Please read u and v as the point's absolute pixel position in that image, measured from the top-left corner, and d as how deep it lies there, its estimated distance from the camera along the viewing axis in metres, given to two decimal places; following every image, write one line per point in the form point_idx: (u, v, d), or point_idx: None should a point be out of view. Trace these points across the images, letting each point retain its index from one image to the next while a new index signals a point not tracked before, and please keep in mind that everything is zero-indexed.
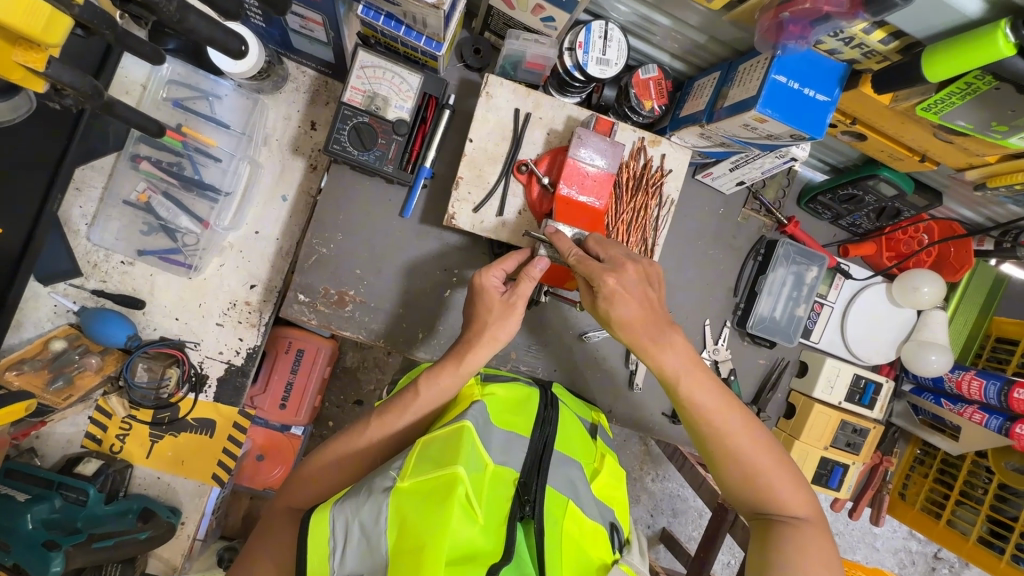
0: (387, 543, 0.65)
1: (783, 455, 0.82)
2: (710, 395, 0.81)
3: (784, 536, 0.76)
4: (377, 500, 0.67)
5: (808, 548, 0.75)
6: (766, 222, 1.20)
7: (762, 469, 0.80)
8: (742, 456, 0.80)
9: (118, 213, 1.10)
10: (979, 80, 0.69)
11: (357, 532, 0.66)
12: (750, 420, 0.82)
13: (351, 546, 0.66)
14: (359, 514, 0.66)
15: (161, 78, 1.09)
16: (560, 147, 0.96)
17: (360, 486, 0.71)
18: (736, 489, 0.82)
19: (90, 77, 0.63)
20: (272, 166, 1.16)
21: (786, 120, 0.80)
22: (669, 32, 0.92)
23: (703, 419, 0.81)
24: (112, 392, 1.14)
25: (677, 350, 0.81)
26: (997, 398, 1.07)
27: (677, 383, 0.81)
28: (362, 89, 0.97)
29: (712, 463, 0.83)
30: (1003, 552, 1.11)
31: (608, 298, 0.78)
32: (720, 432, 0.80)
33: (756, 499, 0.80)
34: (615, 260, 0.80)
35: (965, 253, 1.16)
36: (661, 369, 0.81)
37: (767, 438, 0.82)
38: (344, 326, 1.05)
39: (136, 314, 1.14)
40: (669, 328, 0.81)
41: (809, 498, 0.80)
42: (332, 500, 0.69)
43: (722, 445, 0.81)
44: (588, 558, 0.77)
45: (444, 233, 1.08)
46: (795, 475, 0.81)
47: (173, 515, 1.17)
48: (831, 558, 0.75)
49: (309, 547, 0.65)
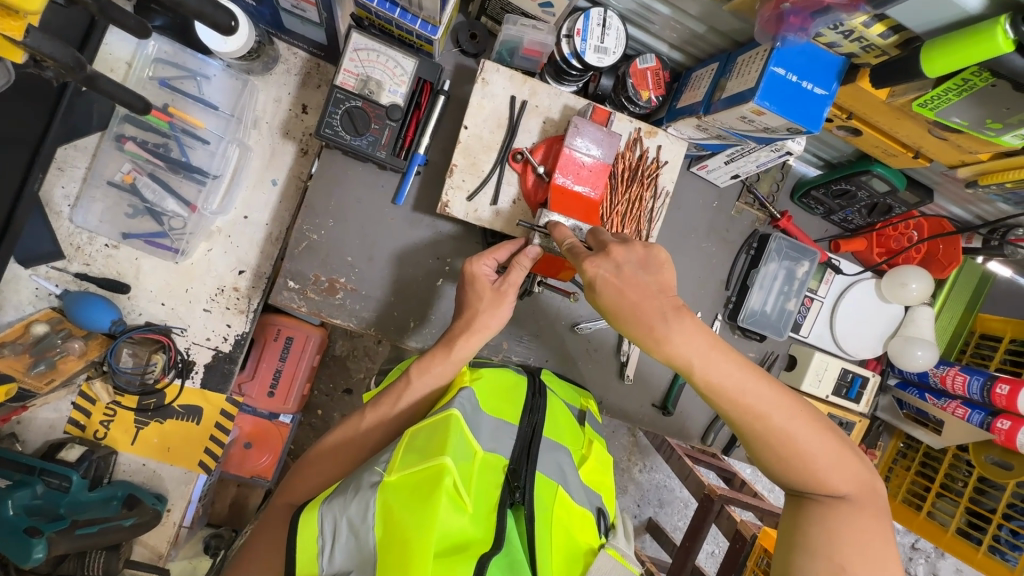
0: (375, 538, 0.64)
1: (822, 429, 0.75)
2: (732, 378, 0.73)
3: (814, 520, 0.73)
4: (364, 497, 0.66)
5: (842, 527, 0.71)
6: (759, 216, 1.20)
7: (798, 450, 0.73)
8: (773, 438, 0.74)
9: (102, 194, 1.07)
10: (976, 77, 0.69)
11: (346, 528, 0.66)
12: (781, 397, 0.74)
13: (339, 543, 0.65)
14: (347, 510, 0.66)
15: (147, 56, 1.05)
16: (556, 136, 0.95)
17: (348, 483, 0.70)
18: (771, 467, 0.76)
19: (71, 48, 0.61)
20: (262, 150, 1.14)
21: (784, 113, 0.79)
22: (668, 22, 0.91)
23: (727, 403, 0.74)
24: (95, 377, 1.13)
25: (686, 335, 0.72)
26: (980, 393, 1.09)
27: (692, 370, 0.73)
28: (355, 72, 0.95)
29: (743, 442, 0.77)
30: (980, 543, 1.13)
31: (589, 286, 0.76)
32: (748, 416, 0.74)
33: (793, 479, 0.75)
34: (601, 246, 0.79)
35: (954, 250, 1.17)
36: (672, 359, 0.74)
37: (803, 412, 0.74)
38: (334, 314, 1.04)
39: (121, 299, 1.12)
40: (673, 312, 0.73)
41: (853, 472, 0.74)
42: (321, 498, 0.68)
43: (750, 428, 0.74)
44: (576, 543, 0.77)
45: (436, 222, 1.07)
46: (836, 449, 0.75)
47: (159, 502, 1.16)
48: (871, 536, 0.71)
49: (298, 541, 0.65)
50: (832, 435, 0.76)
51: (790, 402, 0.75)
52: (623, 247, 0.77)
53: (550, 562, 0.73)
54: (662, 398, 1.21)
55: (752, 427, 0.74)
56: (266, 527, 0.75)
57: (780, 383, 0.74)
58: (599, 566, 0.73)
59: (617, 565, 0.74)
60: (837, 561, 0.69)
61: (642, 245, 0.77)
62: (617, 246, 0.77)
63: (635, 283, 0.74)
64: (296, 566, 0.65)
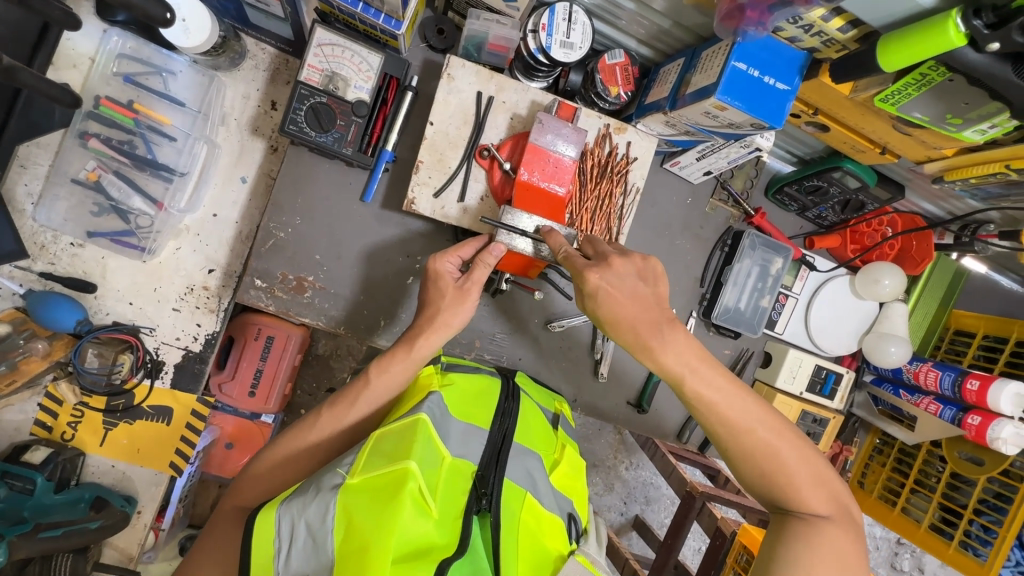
0: (334, 542, 0.63)
1: (803, 447, 0.77)
2: (720, 391, 0.77)
3: (797, 537, 0.73)
4: (324, 498, 0.65)
5: (821, 543, 0.72)
6: (734, 213, 1.20)
7: (782, 465, 0.75)
8: (758, 453, 0.76)
9: (65, 192, 1.05)
10: (933, 71, 0.69)
11: (304, 531, 0.65)
12: (766, 414, 0.77)
13: (296, 546, 0.64)
14: (305, 512, 0.65)
15: (110, 51, 1.03)
16: (523, 132, 0.94)
17: (309, 485, 0.69)
18: (753, 485, 0.78)
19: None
20: (231, 147, 1.13)
21: (747, 108, 0.79)
22: (634, 17, 0.90)
23: (714, 416, 0.77)
24: (62, 377, 1.11)
25: (677, 349, 0.76)
26: (952, 388, 1.09)
27: (682, 382, 0.77)
28: (319, 67, 0.94)
29: (728, 459, 0.79)
30: (952, 539, 1.13)
31: (592, 296, 0.76)
32: (735, 430, 0.76)
33: (777, 497, 0.76)
34: (602, 256, 0.79)
35: (926, 246, 1.17)
36: (662, 369, 0.77)
37: (786, 430, 0.77)
38: (303, 312, 1.03)
39: (87, 298, 1.10)
40: (667, 325, 0.76)
41: (831, 491, 0.76)
42: (280, 499, 0.67)
43: (736, 443, 0.77)
44: (544, 550, 0.77)
45: (407, 219, 1.06)
46: (815, 467, 0.77)
47: (127, 505, 1.15)
48: (848, 554, 0.72)
49: (253, 543, 0.64)
50: (812, 454, 0.78)
51: (773, 420, 0.78)
52: (622, 258, 0.78)
53: (515, 568, 0.73)
54: (637, 396, 1.20)
55: (739, 442, 0.76)
56: (214, 532, 0.74)
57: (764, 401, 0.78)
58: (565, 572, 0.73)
59: (585, 572, 0.74)
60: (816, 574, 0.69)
61: (641, 257, 0.79)
62: (618, 257, 0.78)
63: (636, 295, 0.76)
64: (251, 568, 0.64)
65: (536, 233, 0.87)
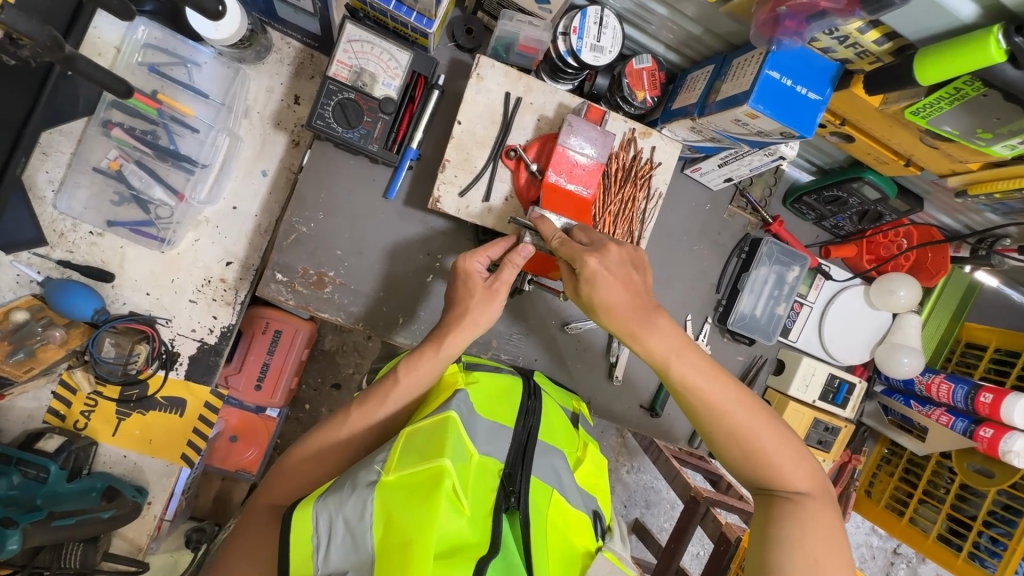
0: (373, 539, 0.64)
1: (783, 427, 0.78)
2: (702, 374, 0.77)
3: (785, 515, 0.73)
4: (362, 495, 0.66)
5: (809, 521, 0.72)
6: (752, 220, 1.20)
7: (763, 447, 0.75)
8: (739, 435, 0.76)
9: (87, 180, 1.05)
10: (968, 86, 0.70)
11: (341, 527, 0.65)
12: (747, 397, 0.77)
13: (335, 543, 0.64)
14: (342, 508, 0.65)
15: (136, 41, 1.03)
16: (550, 134, 0.95)
17: (344, 481, 0.69)
18: (737, 467, 0.78)
19: (50, 28, 0.66)
20: (253, 140, 1.13)
21: (778, 117, 0.79)
22: (665, 22, 0.91)
23: (696, 399, 0.77)
24: (77, 366, 1.10)
25: (663, 334, 0.77)
26: (964, 401, 1.10)
27: (668, 366, 0.77)
28: (349, 63, 0.94)
29: (710, 443, 0.79)
30: (960, 550, 1.14)
31: (588, 280, 0.76)
32: (716, 413, 0.76)
33: (760, 478, 0.76)
34: (599, 243, 0.79)
35: (942, 258, 1.18)
36: (649, 354, 0.78)
37: (767, 412, 0.77)
38: (322, 307, 1.03)
39: (104, 287, 1.10)
40: (654, 312, 0.77)
41: (812, 469, 0.76)
42: (315, 495, 0.67)
43: (718, 426, 0.77)
44: (573, 547, 0.76)
45: (428, 217, 1.06)
46: (795, 447, 0.77)
47: (139, 495, 1.14)
48: (835, 531, 0.72)
49: (292, 539, 0.64)
50: (791, 434, 0.79)
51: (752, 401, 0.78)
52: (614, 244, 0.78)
53: (546, 564, 0.72)
54: (650, 400, 1.21)
55: (721, 425, 0.76)
56: (248, 531, 0.74)
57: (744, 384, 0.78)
58: (595, 569, 0.73)
59: (615, 568, 0.73)
60: (808, 553, 0.69)
61: (633, 247, 0.80)
62: (614, 245, 0.78)
63: (622, 276, 0.76)
64: (290, 567, 0.63)
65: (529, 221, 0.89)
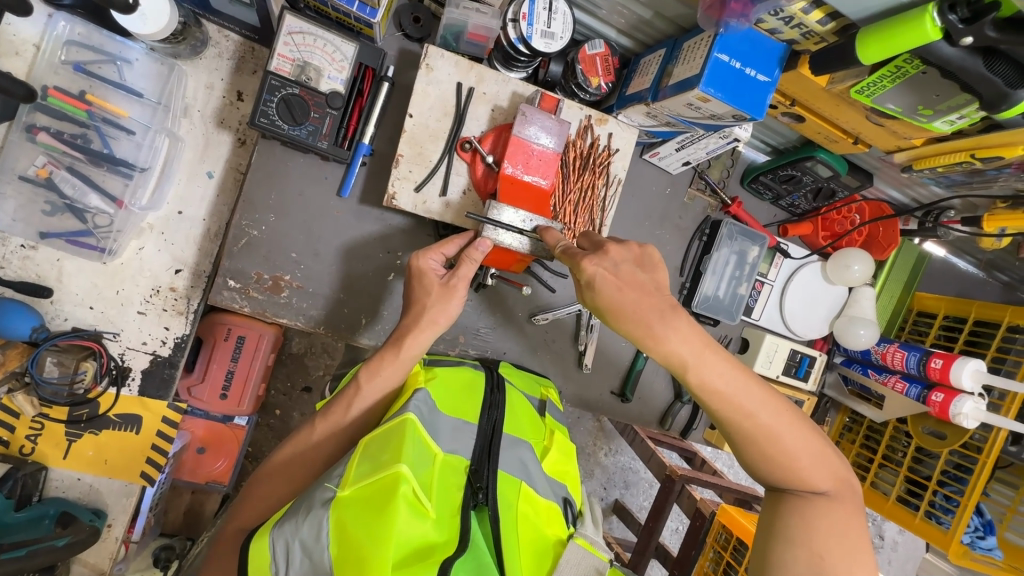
0: (330, 557, 0.61)
1: (805, 426, 0.73)
2: (723, 377, 0.70)
3: (794, 510, 0.70)
4: (316, 515, 0.63)
5: (817, 519, 0.69)
6: (711, 202, 1.22)
7: (784, 448, 0.71)
8: (760, 439, 0.71)
9: (13, 190, 0.96)
10: (908, 64, 0.71)
11: (299, 551, 0.62)
12: (768, 397, 0.72)
13: (294, 567, 0.61)
14: (298, 532, 0.62)
15: (57, 37, 0.95)
16: (505, 124, 0.93)
17: (300, 503, 0.66)
18: (754, 466, 0.74)
19: None
20: (195, 141, 1.07)
21: (729, 99, 0.80)
22: (614, 6, 0.89)
23: (718, 404, 0.71)
24: (17, 389, 1.04)
25: (684, 336, 0.70)
26: (917, 367, 1.14)
27: (685, 371, 0.70)
28: (290, 57, 0.90)
29: (728, 443, 0.74)
30: (918, 509, 1.17)
31: (589, 285, 0.73)
32: (737, 415, 0.71)
33: (777, 478, 0.72)
34: (598, 247, 0.76)
35: (892, 232, 1.22)
36: (668, 358, 0.71)
37: (792, 411, 0.73)
38: (280, 313, 1.00)
39: (42, 304, 1.03)
40: (671, 311, 0.70)
41: (832, 467, 0.72)
42: (271, 522, 0.64)
43: (738, 428, 0.71)
44: (543, 536, 0.76)
45: (385, 214, 1.03)
46: (816, 446, 0.72)
47: (97, 519, 1.09)
48: (849, 529, 0.69)
49: (248, 572, 0.61)
50: (815, 433, 0.74)
51: (775, 401, 0.73)
52: (619, 246, 0.75)
53: (518, 562, 0.72)
54: (620, 386, 1.22)
55: (742, 428, 0.71)
56: (214, 559, 0.71)
57: (767, 383, 0.73)
58: (569, 556, 0.73)
59: (586, 555, 0.74)
60: (816, 550, 0.67)
61: (638, 245, 0.76)
62: (614, 245, 0.75)
63: (633, 281, 0.72)
64: None
65: (519, 226, 0.85)
